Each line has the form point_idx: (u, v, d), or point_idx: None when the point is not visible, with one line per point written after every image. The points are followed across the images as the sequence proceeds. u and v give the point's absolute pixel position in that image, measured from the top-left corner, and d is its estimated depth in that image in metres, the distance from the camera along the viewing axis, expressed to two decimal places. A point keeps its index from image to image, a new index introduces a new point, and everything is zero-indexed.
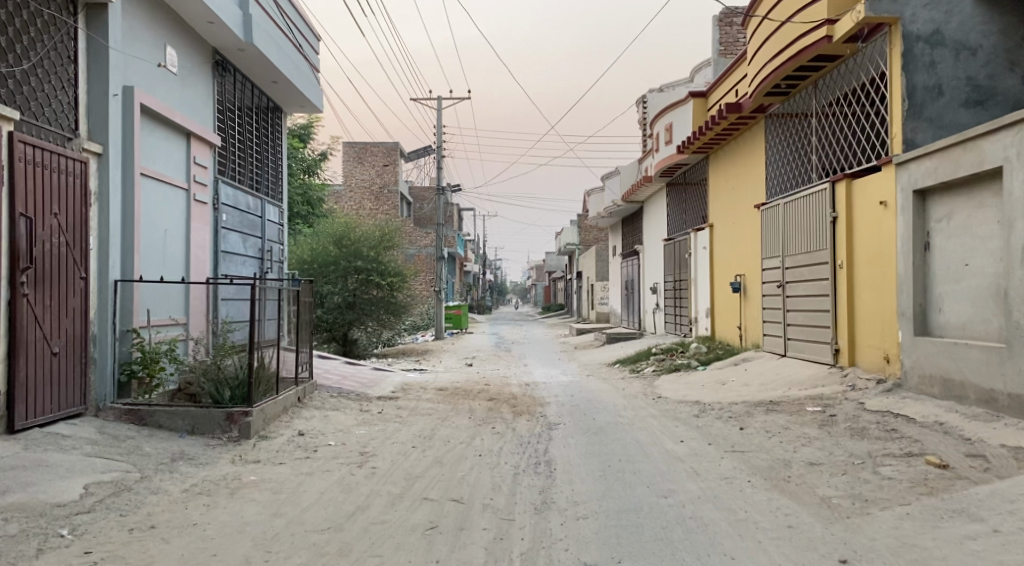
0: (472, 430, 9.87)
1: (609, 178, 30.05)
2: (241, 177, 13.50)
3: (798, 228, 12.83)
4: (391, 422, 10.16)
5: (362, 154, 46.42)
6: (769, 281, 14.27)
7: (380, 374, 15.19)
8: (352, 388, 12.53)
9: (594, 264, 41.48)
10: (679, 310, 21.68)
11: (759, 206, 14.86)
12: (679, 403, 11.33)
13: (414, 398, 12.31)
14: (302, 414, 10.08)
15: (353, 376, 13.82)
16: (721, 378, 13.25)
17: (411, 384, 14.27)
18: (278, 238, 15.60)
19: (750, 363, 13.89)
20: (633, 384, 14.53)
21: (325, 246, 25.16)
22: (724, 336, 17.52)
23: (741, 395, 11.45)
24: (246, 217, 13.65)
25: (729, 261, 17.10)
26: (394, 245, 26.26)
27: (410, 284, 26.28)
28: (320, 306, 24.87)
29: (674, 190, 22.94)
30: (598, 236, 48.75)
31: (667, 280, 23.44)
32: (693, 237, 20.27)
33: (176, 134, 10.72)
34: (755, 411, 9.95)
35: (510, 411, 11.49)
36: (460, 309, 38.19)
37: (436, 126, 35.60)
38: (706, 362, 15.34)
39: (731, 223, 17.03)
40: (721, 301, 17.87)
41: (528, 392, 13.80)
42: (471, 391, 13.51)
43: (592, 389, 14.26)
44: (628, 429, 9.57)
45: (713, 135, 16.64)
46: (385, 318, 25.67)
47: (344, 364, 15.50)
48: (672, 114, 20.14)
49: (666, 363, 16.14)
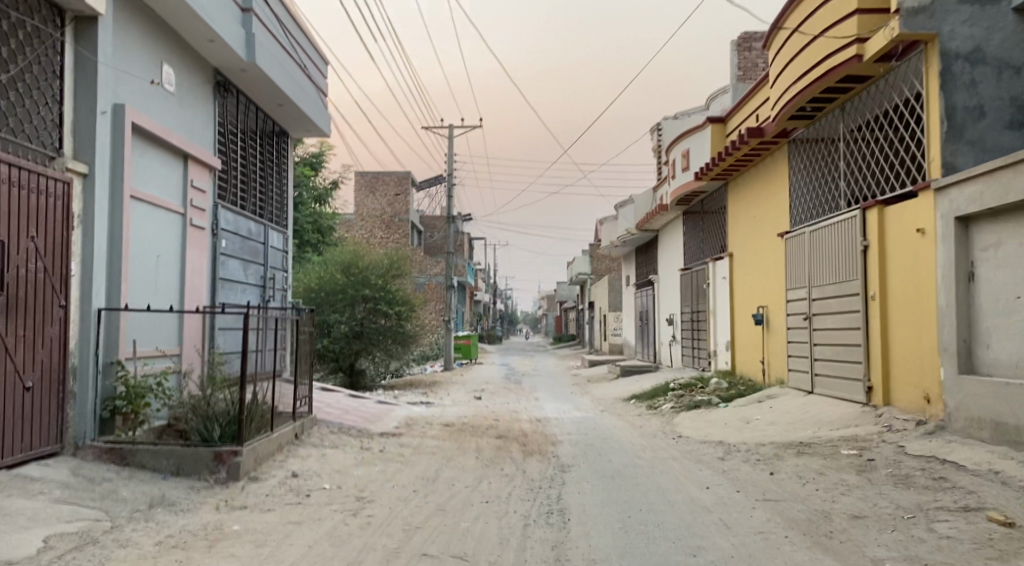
0: (480, 472, 9.21)
1: (623, 207, 29.53)
2: (244, 202, 13.01)
3: (826, 257, 12.19)
4: (394, 463, 9.52)
5: (373, 183, 46.22)
6: (794, 314, 13.59)
7: (385, 408, 14.55)
8: (354, 423, 11.90)
9: (606, 294, 40.82)
10: (697, 343, 20.99)
11: (782, 234, 14.23)
12: (702, 444, 10.61)
13: (419, 435, 11.67)
14: (298, 454, 9.45)
15: (356, 411, 13.19)
16: (744, 417, 12.53)
17: (417, 419, 13.62)
18: (282, 265, 15.08)
19: (774, 400, 13.17)
20: (650, 421, 13.82)
21: (332, 273, 24.63)
22: (745, 370, 16.81)
23: (768, 436, 10.73)
24: (248, 243, 13.14)
25: (750, 293, 16.44)
26: (403, 273, 25.78)
27: (419, 313, 25.74)
28: (326, 336, 24.29)
29: (690, 219, 22.36)
30: (610, 266, 48.16)
31: (684, 311, 22.75)
32: (711, 267, 19.64)
33: (173, 156, 10.24)
34: (785, 454, 9.24)
35: (520, 450, 10.82)
36: (470, 340, 37.53)
37: (448, 155, 35.30)
38: (727, 398, 14.61)
39: (752, 253, 16.41)
40: (742, 334, 17.19)
41: (540, 429, 13.13)
42: (479, 427, 12.85)
43: (606, 426, 13.56)
44: (648, 473, 8.89)
45: (732, 161, 16.08)
46: (394, 348, 25.05)
47: (349, 397, 14.88)
48: (689, 141, 19.61)
49: (686, 400, 15.41)
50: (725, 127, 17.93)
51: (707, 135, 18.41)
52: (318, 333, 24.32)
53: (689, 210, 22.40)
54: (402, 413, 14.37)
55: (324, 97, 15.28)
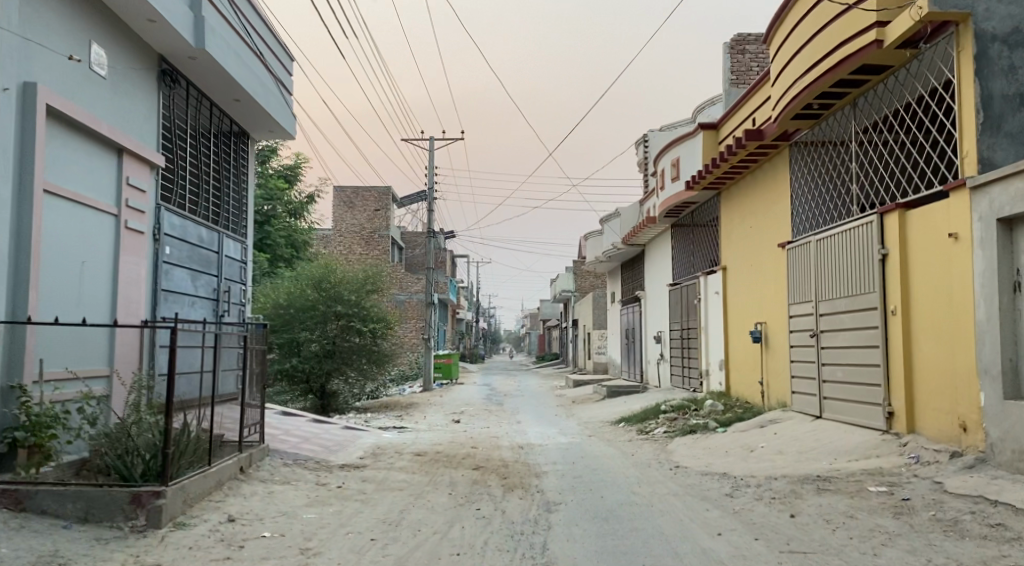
0: (452, 513, 7.95)
1: (608, 221, 28.44)
2: (193, 206, 11.77)
3: (835, 269, 11.11)
4: (353, 503, 8.24)
5: (353, 199, 45.01)
6: (798, 331, 12.47)
7: (351, 434, 13.25)
8: (313, 454, 10.59)
9: (590, 312, 39.68)
10: (688, 362, 19.85)
11: (784, 245, 13.15)
12: (705, 478, 9.40)
13: (385, 467, 10.37)
14: (241, 492, 8.16)
15: (318, 439, 11.87)
16: (747, 445, 11.33)
17: (386, 447, 12.33)
18: (239, 277, 13.81)
19: (779, 426, 12.02)
20: (643, 449, 12.61)
21: (303, 288, 23.28)
22: (742, 392, 15.66)
23: (777, 468, 9.55)
24: (198, 252, 11.90)
25: (747, 309, 15.34)
26: (378, 289, 24.58)
27: (395, 332, 24.63)
28: (296, 355, 22.89)
29: (679, 231, 21.29)
30: (595, 284, 47.10)
31: (673, 329, 21.62)
32: (703, 281, 18.55)
33: (104, 149, 9.00)
34: (803, 491, 8.05)
35: (498, 485, 9.57)
36: (449, 359, 36.20)
37: (428, 168, 34.22)
38: (726, 422, 13.41)
39: (747, 266, 15.36)
40: (737, 353, 16.09)
41: (522, 458, 11.88)
42: (454, 457, 11.57)
43: (595, 454, 12.33)
44: (647, 515, 7.67)
45: (728, 167, 15.02)
46: (368, 368, 23.82)
47: (311, 422, 13.55)
48: (678, 148, 18.54)
49: (680, 424, 14.19)
50: (718, 134, 16.85)
51: (698, 142, 17.34)
52: (287, 352, 22.95)
53: (678, 222, 21.31)
54: (370, 440, 13.05)
55: (286, 95, 14.10)
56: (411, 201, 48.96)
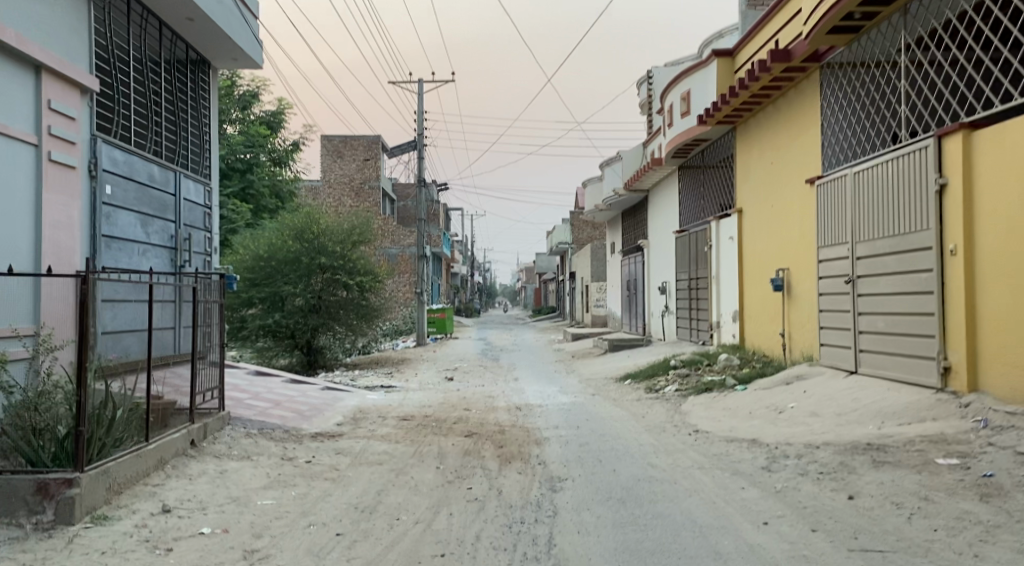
0: (438, 494, 6.63)
1: (609, 166, 26.88)
2: (141, 141, 10.29)
3: (877, 204, 9.74)
4: (320, 483, 6.91)
5: (341, 148, 43.22)
6: (830, 277, 11.12)
7: (331, 396, 11.96)
8: (280, 421, 9.24)
9: (588, 264, 38.24)
10: (697, 313, 18.55)
11: (812, 180, 11.78)
12: (733, 447, 8.12)
13: (364, 435, 9.07)
14: (187, 472, 6.85)
15: (290, 402, 10.53)
16: (774, 406, 10.02)
17: (368, 410, 11.03)
18: (201, 223, 12.40)
19: (808, 383, 10.75)
20: (654, 410, 11.31)
21: (283, 239, 21.71)
22: (759, 345, 14.43)
23: (815, 432, 8.28)
24: (150, 193, 10.47)
25: (767, 254, 14.01)
26: (365, 239, 23.05)
27: (383, 284, 23.38)
28: (279, 309, 21.53)
29: (687, 173, 19.86)
30: (592, 235, 45.55)
31: (680, 279, 20.25)
32: (714, 226, 17.17)
33: (15, 64, 7.53)
34: (856, 463, 6.76)
35: (493, 456, 8.25)
36: (443, 313, 34.82)
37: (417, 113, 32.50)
38: (745, 379, 12.15)
39: (767, 208, 13.99)
40: (754, 302, 14.81)
41: (520, 422, 10.58)
42: (443, 422, 10.24)
43: (602, 416, 11.07)
44: (672, 497, 6.36)
45: (747, 96, 13.56)
46: (356, 323, 22.68)
47: (287, 383, 12.24)
48: (688, 81, 17.04)
49: (693, 381, 12.90)
50: (734, 61, 15.37)
51: (711, 72, 15.85)
52: (270, 307, 21.58)
53: (686, 164, 19.83)
54: (351, 403, 11.72)
55: (249, 15, 12.55)
56: (403, 150, 47.14)
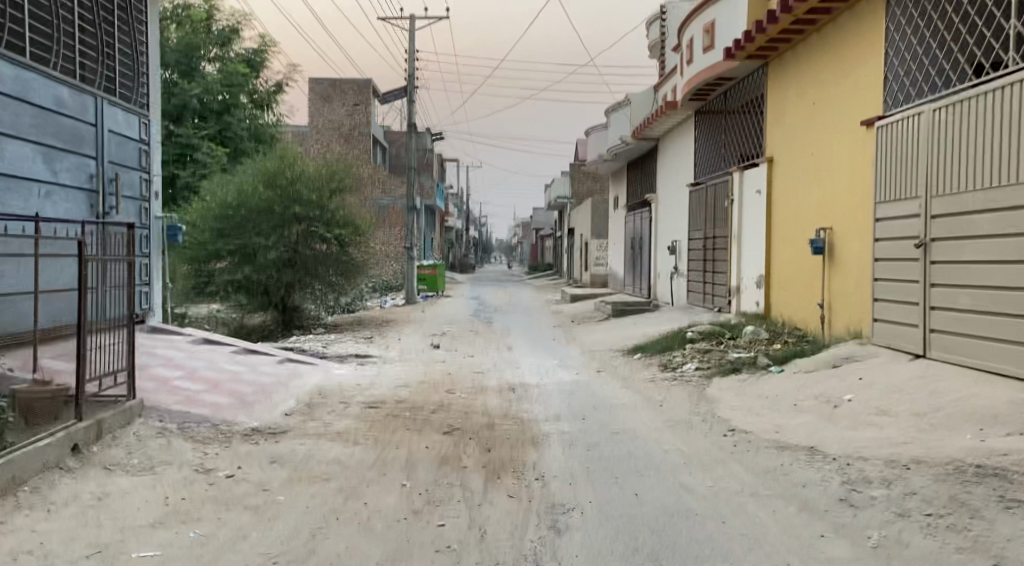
0: (395, 538, 4.75)
1: (615, 112, 24.62)
2: (41, 54, 8.24)
3: (967, 149, 7.87)
4: (236, 515, 5.02)
5: (331, 92, 40.73)
6: (893, 240, 9.24)
7: (290, 371, 10.07)
8: (213, 410, 7.36)
9: (588, 219, 36.10)
10: (712, 277, 16.69)
11: (871, 123, 9.83)
12: (787, 460, 6.27)
13: (316, 431, 7.19)
14: (51, 499, 5.01)
15: (234, 382, 8.63)
16: (825, 398, 8.17)
17: (331, 391, 9.14)
18: (133, 162, 10.34)
19: (863, 367, 8.88)
20: (674, 396, 9.45)
21: (254, 185, 19.51)
22: (790, 316, 12.60)
23: (894, 441, 6.43)
24: (54, 120, 8.44)
25: (804, 212, 12.10)
26: (346, 187, 20.90)
27: (366, 237, 21.38)
28: (250, 263, 19.55)
29: (704, 118, 17.84)
30: (593, 189, 43.34)
31: (694, 237, 18.31)
32: (736, 177, 15.19)
33: None
34: (979, 502, 4.90)
35: (477, 466, 6.36)
36: (435, 270, 32.77)
37: (410, 52, 30.07)
38: (781, 357, 10.28)
39: (805, 156, 12.07)
40: (784, 266, 12.98)
41: (513, 411, 8.71)
42: (419, 411, 8.37)
43: (611, 402, 9.22)
44: (721, 550, 4.53)
45: (789, 22, 11.53)
46: (336, 280, 20.83)
47: (239, 355, 10.33)
48: (714, 10, 14.88)
49: (716, 359, 11.05)
50: None
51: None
52: (240, 261, 19.56)
53: (705, 108, 17.73)
54: (313, 381, 9.82)
55: None
56: (395, 96, 44.55)
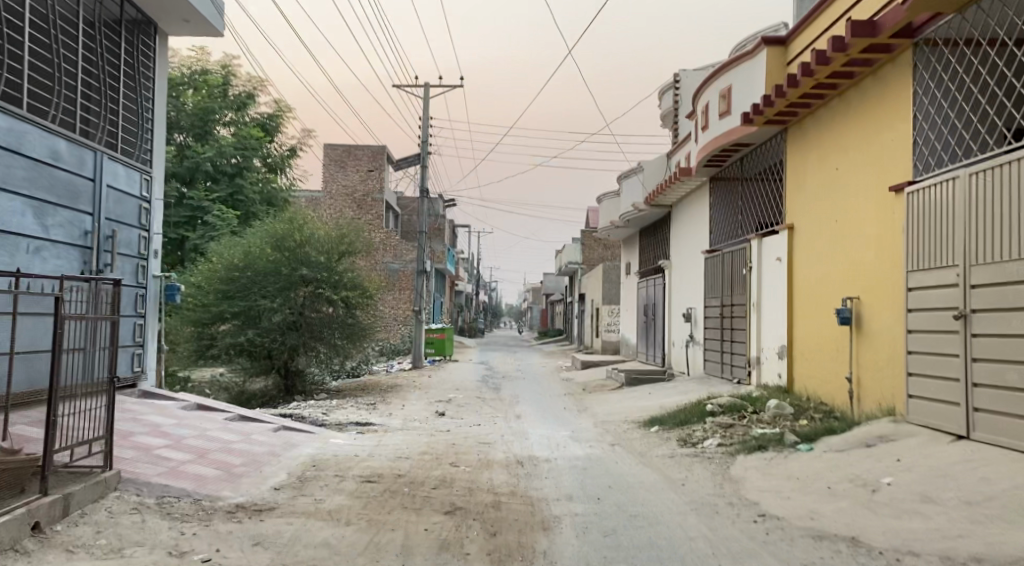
0: None
1: (626, 179, 24.42)
2: (38, 106, 7.99)
3: (1009, 216, 7.43)
4: None
5: (344, 157, 40.99)
6: (928, 311, 8.71)
7: (286, 442, 9.49)
8: (197, 483, 6.79)
9: (599, 286, 35.69)
10: (730, 348, 16.12)
11: (899, 188, 9.43)
12: (828, 553, 5.62)
13: (307, 509, 6.59)
14: None
15: (224, 452, 8.07)
16: (861, 481, 7.53)
17: (327, 464, 8.54)
18: (132, 219, 10.00)
19: (900, 447, 8.24)
20: (696, 475, 8.79)
21: (261, 247, 19.22)
22: (815, 389, 11.98)
23: (946, 534, 5.78)
24: (50, 174, 8.14)
25: (828, 280, 11.61)
26: (354, 249, 20.58)
27: (374, 300, 20.96)
28: (254, 326, 19.10)
29: (719, 185, 17.54)
30: (604, 256, 43.06)
31: (710, 306, 17.80)
32: (754, 244, 14.76)
33: None
34: None
35: (481, 553, 5.73)
36: (444, 334, 32.29)
37: (423, 118, 30.23)
38: (809, 435, 9.63)
39: (827, 223, 11.66)
40: (807, 337, 12.43)
41: (521, 488, 8.08)
42: (420, 488, 7.76)
43: (627, 480, 8.58)
44: None
45: (809, 86, 11.25)
46: (342, 344, 20.32)
47: (233, 423, 9.77)
48: (730, 76, 14.70)
49: (739, 435, 10.43)
50: (788, 51, 13.08)
51: (760, 64, 13.50)
52: (244, 323, 19.12)
53: (720, 174, 17.43)
54: (310, 451, 9.23)
55: None
56: (409, 162, 44.76)
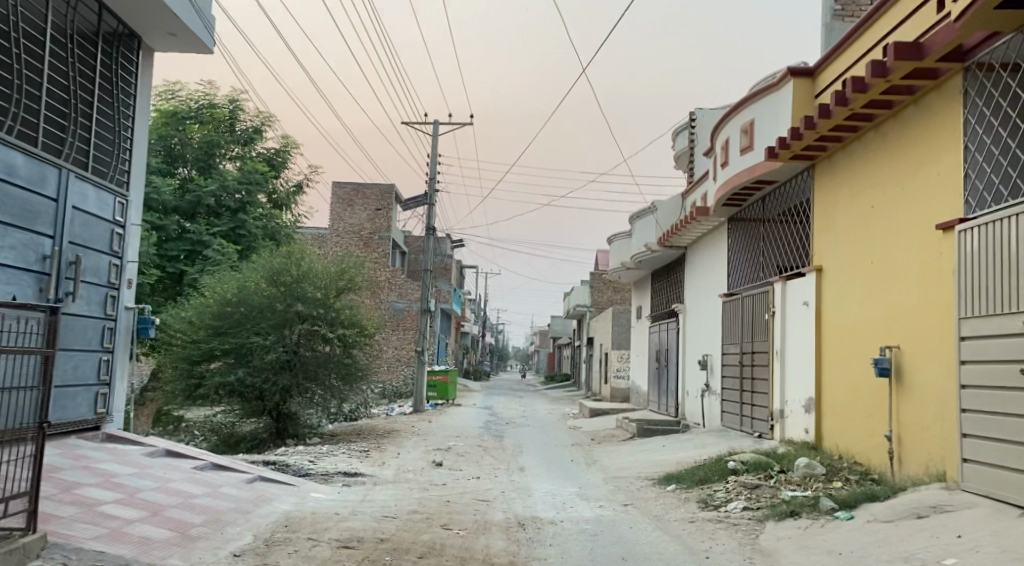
0: None
1: (639, 221, 23.52)
2: None
3: None
4: None
5: (351, 196, 40.39)
6: (988, 365, 7.70)
7: (260, 496, 8.46)
8: (142, 549, 5.80)
9: (608, 330, 34.66)
10: (750, 398, 15.06)
11: (948, 227, 8.52)
12: None
13: None
14: None
15: (182, 509, 7.06)
16: (919, 562, 6.45)
17: (302, 524, 7.52)
18: (102, 245, 9.15)
19: (958, 520, 7.18)
20: (723, 546, 7.71)
21: (256, 281, 18.36)
22: (848, 447, 10.92)
23: None
24: (3, 190, 7.33)
25: (862, 327, 10.64)
26: (354, 285, 19.73)
27: (372, 339, 20.04)
28: (245, 364, 18.15)
29: (738, 226, 16.66)
30: (613, 299, 42.08)
31: (727, 353, 16.76)
32: (777, 288, 13.81)
33: None
34: None
35: None
36: (447, 376, 31.17)
37: (432, 155, 29.60)
38: (849, 501, 8.55)
39: (861, 266, 10.72)
40: (838, 389, 11.42)
41: (521, 558, 7.04)
42: (405, 556, 6.73)
43: (645, 551, 7.53)
44: None
45: (843, 118, 10.40)
46: (337, 385, 19.40)
47: (203, 474, 8.76)
48: (752, 109, 13.88)
49: (767, 498, 9.36)
50: (815, 83, 12.29)
51: (784, 96, 12.67)
52: (235, 361, 18.19)
53: (739, 214, 16.54)
54: (285, 507, 8.19)
55: None
56: (417, 201, 44.04)
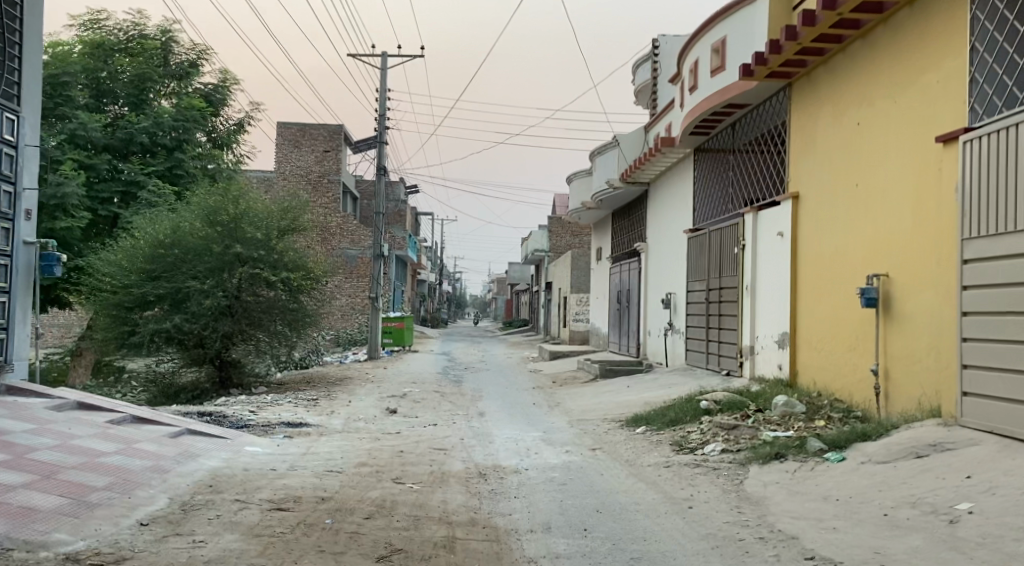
0: None
1: (599, 156, 22.47)
2: None
3: None
4: None
5: (299, 138, 38.40)
6: (993, 290, 6.99)
7: (184, 452, 7.44)
8: (17, 523, 4.78)
9: (567, 274, 33.85)
10: (718, 336, 14.38)
11: (951, 139, 7.71)
12: None
13: (176, 560, 4.62)
14: None
15: (82, 470, 6.02)
16: (928, 508, 5.74)
17: (229, 483, 6.54)
18: None
19: (963, 458, 6.49)
20: (705, 493, 6.95)
21: (191, 221, 16.96)
22: (827, 384, 10.27)
23: None
24: None
25: (846, 255, 9.88)
26: (298, 225, 18.40)
27: (320, 283, 18.85)
28: (182, 310, 16.92)
29: (705, 157, 15.75)
30: (571, 242, 41.22)
31: (693, 289, 16.04)
32: (748, 219, 13.00)
33: None
34: None
35: None
36: (402, 322, 30.13)
37: (383, 90, 27.98)
38: (836, 439, 7.85)
39: (845, 190, 9.94)
40: (815, 323, 10.73)
41: (483, 514, 6.18)
42: (348, 517, 5.83)
43: (619, 501, 6.74)
44: None
45: (828, 26, 9.44)
46: (283, 332, 18.22)
47: (118, 429, 7.69)
48: (724, 26, 12.86)
49: (746, 440, 8.61)
50: None
51: (760, 9, 11.68)
52: (171, 308, 16.97)
53: (706, 144, 15.64)
54: (211, 464, 7.19)
55: None
56: (370, 143, 42.27)
